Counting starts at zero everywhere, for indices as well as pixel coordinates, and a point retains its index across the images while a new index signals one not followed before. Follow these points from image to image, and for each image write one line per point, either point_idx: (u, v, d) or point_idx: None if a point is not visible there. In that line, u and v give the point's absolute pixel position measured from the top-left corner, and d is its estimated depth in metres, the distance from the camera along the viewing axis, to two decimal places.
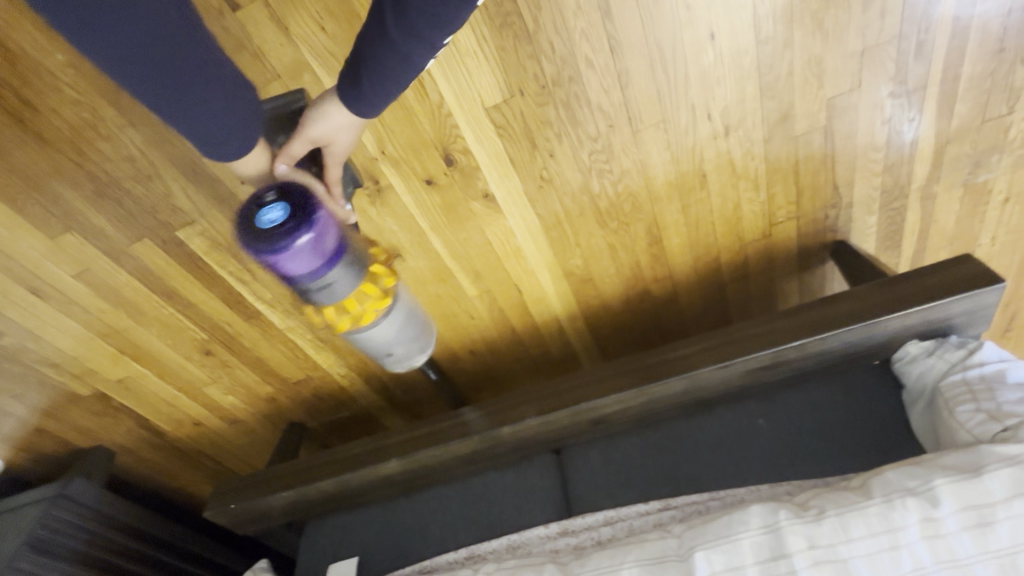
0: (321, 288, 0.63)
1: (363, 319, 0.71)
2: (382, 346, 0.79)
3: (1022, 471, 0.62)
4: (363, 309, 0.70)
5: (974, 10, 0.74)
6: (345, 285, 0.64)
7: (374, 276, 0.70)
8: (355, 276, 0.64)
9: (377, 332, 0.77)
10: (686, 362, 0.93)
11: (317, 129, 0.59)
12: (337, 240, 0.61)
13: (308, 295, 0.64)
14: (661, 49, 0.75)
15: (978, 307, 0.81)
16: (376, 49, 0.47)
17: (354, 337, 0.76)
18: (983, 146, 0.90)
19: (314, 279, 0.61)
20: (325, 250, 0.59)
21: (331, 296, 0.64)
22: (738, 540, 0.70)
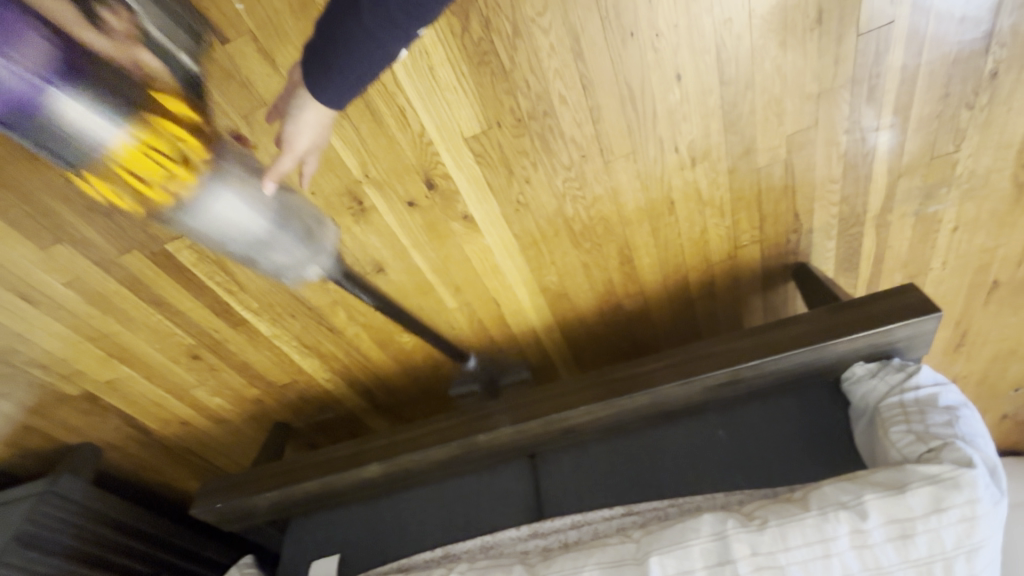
0: (53, 135, 0.50)
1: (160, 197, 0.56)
2: (238, 242, 0.62)
3: (940, 489, 0.69)
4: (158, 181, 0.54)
5: (921, 59, 0.80)
6: (89, 125, 0.50)
7: (156, 127, 0.53)
8: (97, 112, 0.50)
9: (229, 214, 0.60)
10: (651, 377, 0.99)
11: (304, 141, 0.59)
12: (60, 66, 0.49)
13: (54, 152, 0.52)
14: (630, 89, 0.80)
15: (919, 333, 0.87)
16: (350, 31, 0.49)
17: (198, 221, 0.59)
18: (933, 180, 0.97)
19: (32, 117, 0.49)
20: (36, 68, 0.48)
21: (74, 148, 0.51)
22: (689, 546, 0.77)
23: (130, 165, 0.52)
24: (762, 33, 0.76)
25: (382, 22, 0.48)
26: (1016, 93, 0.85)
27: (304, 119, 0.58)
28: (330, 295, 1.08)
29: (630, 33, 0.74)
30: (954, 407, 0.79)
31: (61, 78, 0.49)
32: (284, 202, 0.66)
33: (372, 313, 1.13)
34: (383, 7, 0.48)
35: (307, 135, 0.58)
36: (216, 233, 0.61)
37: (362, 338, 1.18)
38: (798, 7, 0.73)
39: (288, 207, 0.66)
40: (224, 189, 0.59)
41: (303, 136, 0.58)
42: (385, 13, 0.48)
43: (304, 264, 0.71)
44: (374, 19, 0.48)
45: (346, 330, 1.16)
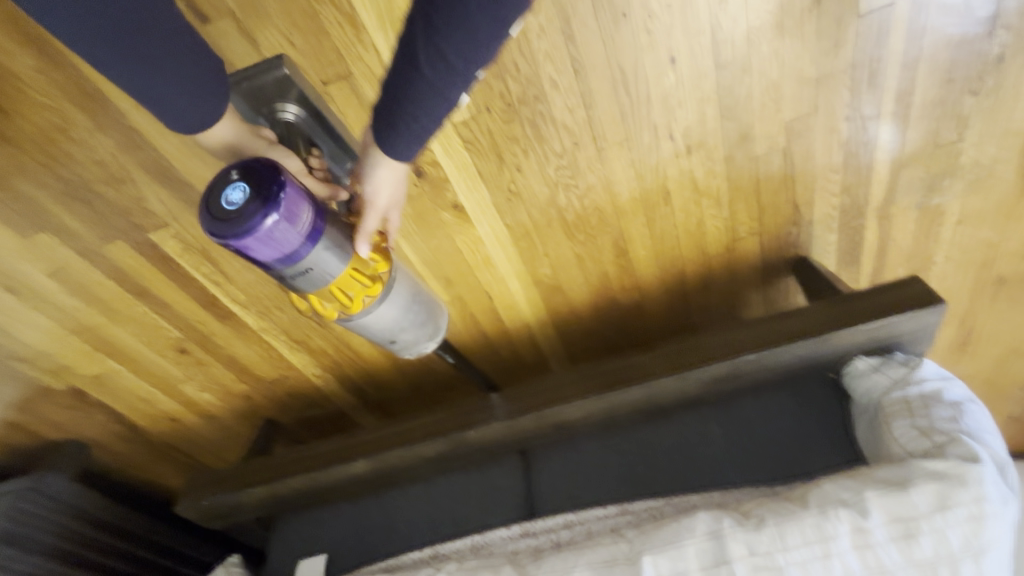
0: (302, 275, 0.58)
1: (352, 307, 0.64)
2: (385, 334, 0.73)
3: (946, 486, 0.66)
4: (352, 296, 0.63)
5: (923, 42, 0.77)
6: (330, 264, 0.59)
7: (361, 255, 0.62)
8: (336, 252, 0.59)
9: (387, 318, 0.70)
10: (646, 371, 0.96)
11: (382, 198, 0.60)
12: (318, 221, 0.57)
13: (294, 284, 0.60)
14: (623, 72, 0.77)
15: (922, 326, 0.85)
16: (408, 84, 0.47)
17: (361, 325, 0.69)
18: (936, 171, 0.94)
19: (296, 265, 0.57)
20: (304, 225, 0.56)
21: (313, 281, 0.59)
22: (683, 546, 0.74)
23: (334, 293, 0.61)
24: (759, 13, 0.73)
25: (438, 68, 0.46)
26: (1022, 79, 0.82)
27: (379, 178, 0.58)
28: None
29: (622, 13, 0.71)
30: (960, 402, 0.76)
31: (320, 231, 0.57)
32: (420, 298, 0.77)
33: None
34: (439, 54, 0.45)
35: (386, 193, 0.59)
36: (371, 329, 0.71)
37: (352, 333, 1.16)
38: None
39: (419, 302, 0.76)
40: (384, 299, 0.68)
41: (381, 194, 0.59)
42: (441, 57, 0.45)
43: (422, 349, 0.82)
44: (432, 67, 0.46)
45: (335, 324, 1.14)
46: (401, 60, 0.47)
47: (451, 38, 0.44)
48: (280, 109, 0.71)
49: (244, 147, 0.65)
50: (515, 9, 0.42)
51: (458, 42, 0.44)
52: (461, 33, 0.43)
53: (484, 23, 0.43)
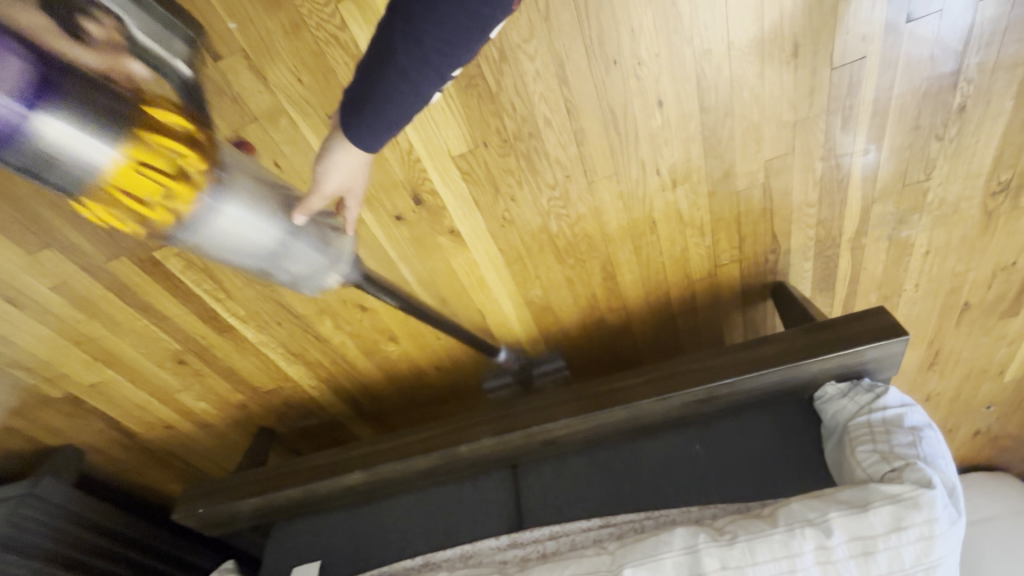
0: (47, 161, 0.48)
1: (157, 214, 0.54)
2: (249, 258, 0.63)
3: (901, 508, 0.72)
4: (155, 201, 0.53)
5: (892, 92, 0.83)
6: (81, 149, 0.48)
7: (149, 144, 0.51)
8: (91, 134, 0.48)
9: (231, 227, 0.59)
10: (629, 392, 1.01)
11: (334, 182, 0.57)
12: (42, 85, 0.46)
13: (42, 177, 0.50)
14: (613, 113, 0.82)
15: (888, 355, 0.90)
16: (384, 75, 0.46)
17: (200, 241, 0.59)
18: (905, 207, 1.00)
19: (14, 143, 0.47)
20: (11, 90, 0.44)
21: (66, 178, 0.49)
22: (661, 559, 0.79)
23: (121, 194, 0.52)
24: (740, 63, 0.78)
25: (417, 61, 0.45)
26: (983, 126, 0.89)
27: (338, 164, 0.55)
28: (317, 305, 1.09)
29: (614, 60, 0.76)
30: (919, 428, 0.82)
31: (41, 94, 0.46)
32: (284, 203, 0.64)
33: (358, 322, 1.14)
34: (417, 46, 0.44)
35: (334, 176, 0.57)
36: (221, 247, 0.60)
37: (348, 347, 1.19)
38: (773, 40, 0.76)
39: (288, 209, 0.65)
40: (213, 201, 0.57)
41: (334, 179, 0.57)
42: (424, 54, 0.44)
43: (319, 277, 0.72)
44: (410, 59, 0.45)
45: (332, 338, 1.17)
46: (379, 47, 0.46)
47: (433, 34, 0.43)
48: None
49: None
50: (498, 13, 0.43)
51: (439, 38, 0.43)
52: (444, 30, 0.43)
53: (467, 22, 0.43)
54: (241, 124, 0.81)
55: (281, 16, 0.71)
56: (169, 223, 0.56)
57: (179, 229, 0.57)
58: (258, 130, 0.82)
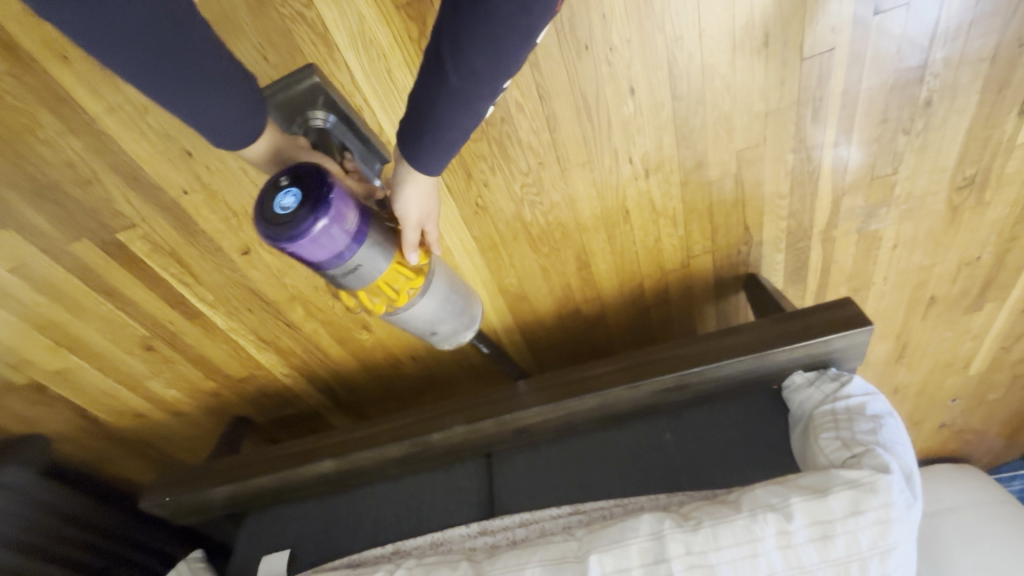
0: (348, 274, 0.63)
1: (397, 300, 0.71)
2: (424, 325, 0.81)
3: (860, 493, 0.73)
4: (398, 291, 0.70)
5: (861, 84, 0.84)
6: (377, 265, 0.65)
7: (405, 252, 0.68)
8: (382, 254, 0.65)
9: (424, 308, 0.78)
10: (602, 380, 1.02)
11: (414, 213, 0.61)
12: (363, 222, 0.62)
13: (337, 281, 0.65)
14: (585, 99, 0.82)
15: (853, 344, 0.92)
16: (440, 100, 0.47)
17: (398, 316, 0.77)
18: (874, 200, 1.02)
19: (339, 263, 0.62)
20: (350, 227, 0.60)
21: (356, 280, 0.64)
22: (627, 544, 0.80)
23: (379, 288, 0.67)
24: (711, 51, 0.78)
25: (468, 81, 0.45)
26: (948, 121, 0.90)
27: (408, 192, 0.58)
28: (288, 291, 1.08)
29: (585, 45, 0.76)
30: (880, 416, 0.84)
31: (364, 229, 0.62)
32: (456, 289, 0.85)
33: (331, 309, 1.13)
34: (466, 64, 0.44)
35: (415, 208, 0.61)
36: (408, 316, 0.78)
37: (321, 335, 1.18)
38: (744, 29, 0.76)
39: (457, 295, 0.85)
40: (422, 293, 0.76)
41: (413, 210, 0.61)
42: (473, 73, 0.44)
43: (458, 339, 0.91)
44: (461, 80, 0.45)
45: (304, 326, 1.16)
46: (430, 72, 0.47)
47: (479, 53, 0.43)
48: (310, 116, 0.71)
49: (286, 152, 0.67)
50: (541, 19, 0.41)
51: (486, 54, 0.43)
52: (489, 48, 0.42)
53: (513, 34, 0.41)
54: None
55: None
56: (394, 306, 0.73)
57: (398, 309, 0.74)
58: None
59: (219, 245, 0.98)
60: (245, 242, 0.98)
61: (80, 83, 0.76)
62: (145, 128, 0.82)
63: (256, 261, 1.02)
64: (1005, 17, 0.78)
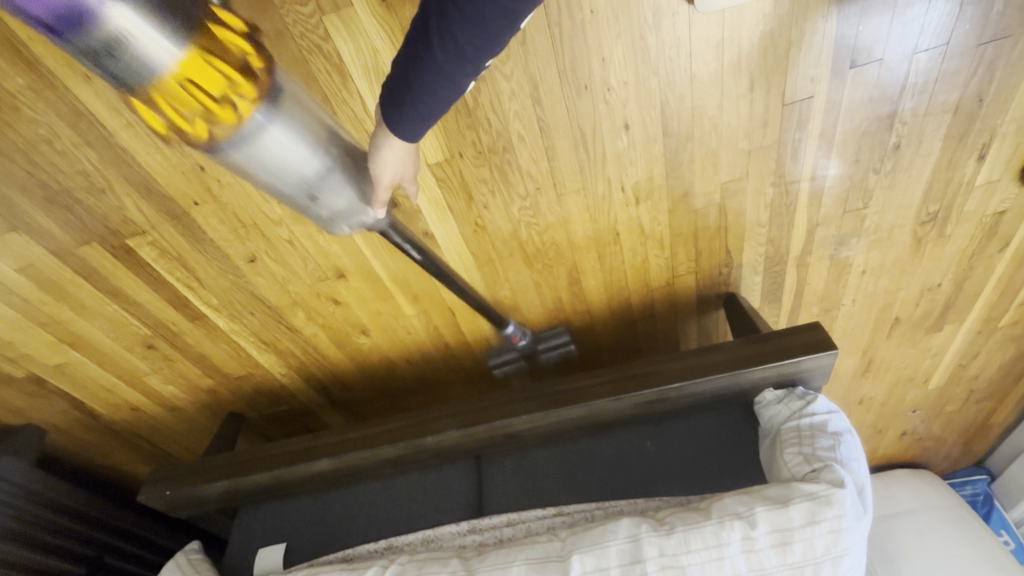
0: (112, 52, 0.45)
1: (219, 115, 0.51)
2: (296, 181, 0.61)
3: (816, 505, 0.81)
4: (215, 99, 0.50)
5: (836, 128, 0.91)
6: (150, 38, 0.45)
7: (214, 35, 0.49)
8: (157, 23, 0.45)
9: (271, 146, 0.56)
10: (587, 391, 1.08)
11: (388, 175, 0.63)
12: None
13: (108, 70, 0.47)
14: (582, 133, 0.87)
15: (820, 366, 1.00)
16: (423, 71, 0.49)
17: (235, 156, 0.56)
18: (845, 230, 1.09)
19: (86, 30, 0.43)
20: None
21: (129, 67, 0.46)
22: (607, 546, 0.87)
23: (175, 88, 0.48)
24: (701, 94, 0.84)
25: (453, 57, 0.48)
26: (915, 163, 0.98)
27: (383, 154, 0.60)
28: (290, 296, 1.12)
29: (584, 85, 0.81)
30: (840, 433, 0.91)
31: None
32: (337, 139, 0.63)
33: (331, 315, 1.17)
34: (452, 41, 0.47)
35: (389, 170, 0.62)
36: (264, 163, 0.58)
37: (320, 338, 1.22)
38: (732, 76, 0.83)
39: (335, 146, 0.63)
40: (266, 122, 0.55)
41: (387, 171, 0.62)
42: (462, 52, 0.48)
43: (357, 221, 0.71)
44: (448, 57, 0.48)
45: (304, 329, 1.20)
46: (417, 43, 0.49)
47: (468, 30, 0.46)
48: None
49: None
50: (526, 6, 0.44)
51: (471, 31, 0.46)
52: (477, 26, 0.45)
53: (498, 17, 0.45)
54: None
55: (266, 22, 0.73)
56: (215, 130, 0.52)
57: (230, 139, 0.54)
58: None
59: (225, 252, 1.02)
60: (251, 251, 1.02)
61: (99, 99, 0.79)
62: (160, 144, 0.85)
63: (261, 269, 1.06)
64: (967, 75, 0.85)
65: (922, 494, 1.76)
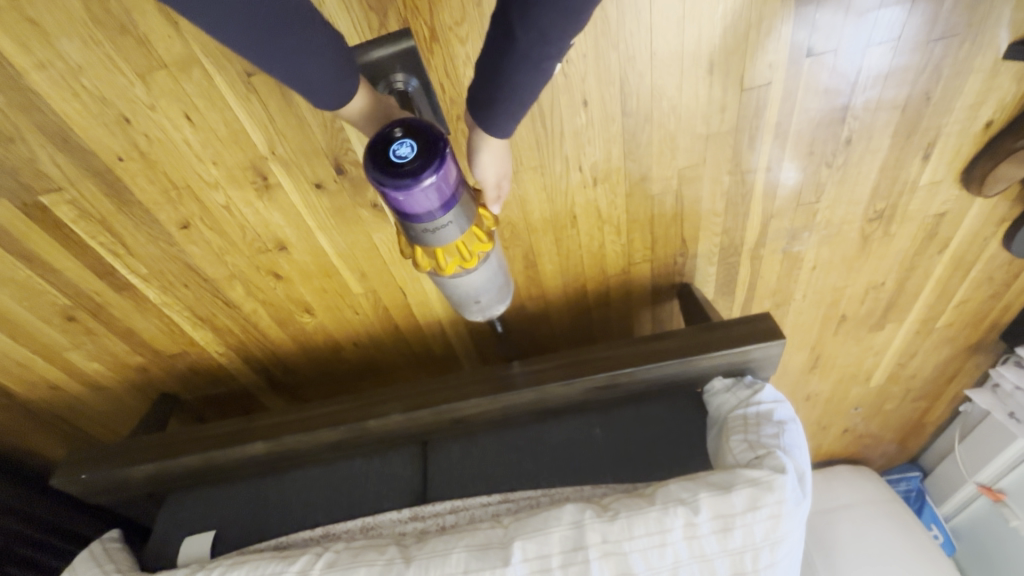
0: (432, 230, 0.63)
1: (467, 264, 0.71)
2: (471, 293, 0.82)
3: (758, 491, 0.81)
4: (469, 252, 0.69)
5: (792, 119, 0.91)
6: (458, 227, 0.65)
7: (480, 220, 0.70)
8: (465, 218, 0.65)
9: (471, 279, 0.78)
10: (538, 377, 1.06)
11: (489, 174, 0.65)
12: (459, 185, 0.63)
13: (417, 237, 0.65)
14: (540, 107, 0.85)
15: (768, 355, 1.00)
16: (507, 62, 0.50)
17: (448, 281, 0.77)
18: (798, 224, 1.11)
19: (430, 222, 0.62)
20: (451, 187, 0.60)
21: (436, 240, 0.64)
22: (549, 532, 0.85)
23: (454, 251, 0.67)
24: (660, 75, 0.83)
25: (535, 41, 0.47)
26: (864, 158, 0.99)
27: (484, 158, 0.62)
28: (228, 269, 1.05)
29: None
30: (784, 421, 0.92)
31: (458, 192, 0.63)
32: (500, 266, 0.85)
33: (273, 290, 1.11)
34: (534, 25, 0.46)
35: (493, 169, 0.64)
36: (457, 285, 0.79)
37: (261, 315, 1.16)
38: (692, 56, 0.81)
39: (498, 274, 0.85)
40: (481, 265, 0.76)
41: (490, 172, 0.65)
42: (541, 33, 0.46)
43: (486, 312, 0.91)
44: (529, 41, 0.47)
45: (243, 305, 1.13)
46: (498, 37, 0.49)
47: (547, 12, 0.45)
48: (395, 79, 0.77)
49: (379, 105, 0.66)
50: None
51: (551, 14, 0.45)
52: (557, 9, 0.44)
53: None
54: (148, 69, 0.76)
55: None
56: (455, 271, 0.72)
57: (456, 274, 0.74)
58: (167, 80, 0.78)
59: (155, 217, 0.94)
60: (185, 217, 0.95)
61: (5, 32, 0.71)
62: (77, 90, 0.77)
63: (195, 237, 0.98)
64: (916, 73, 0.87)
65: (862, 488, 1.83)
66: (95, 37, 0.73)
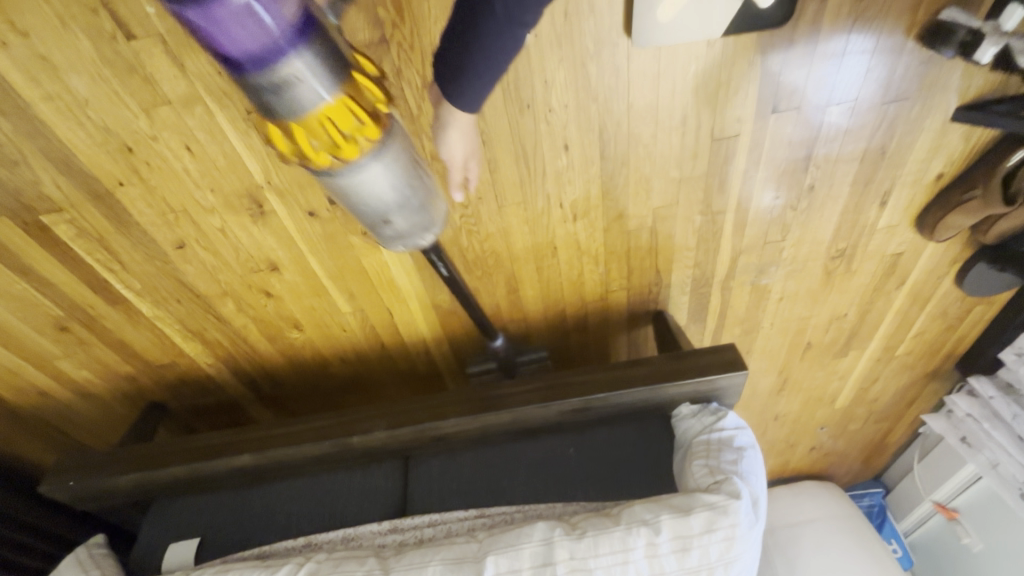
0: (276, 88, 0.48)
1: (341, 146, 0.54)
2: (378, 210, 0.60)
3: (715, 514, 0.87)
4: (340, 127, 0.53)
5: (759, 167, 0.98)
6: (314, 84, 0.50)
7: (354, 82, 0.54)
8: (321, 73, 0.50)
9: (366, 180, 0.57)
10: (516, 399, 1.11)
11: (455, 153, 0.66)
12: (301, 23, 0.48)
13: (265, 105, 0.51)
14: (524, 149, 0.90)
15: (732, 385, 1.07)
16: (485, 28, 0.54)
17: (334, 184, 0.58)
18: (765, 260, 1.17)
19: (269, 72, 0.47)
20: (285, 21, 0.46)
21: (287, 104, 0.50)
22: (521, 548, 0.90)
23: (315, 122, 0.51)
24: (637, 123, 0.89)
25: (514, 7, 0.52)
26: (826, 204, 1.07)
27: (450, 135, 0.64)
28: (220, 286, 1.09)
29: (527, 104, 0.84)
30: (744, 447, 0.98)
31: (302, 33, 0.48)
32: (422, 176, 0.63)
33: (263, 307, 1.15)
34: None
35: (459, 147, 0.66)
36: (352, 193, 0.58)
37: (251, 330, 1.20)
38: (667, 109, 0.88)
39: (421, 187, 0.63)
40: (374, 160, 0.57)
41: (456, 149, 0.66)
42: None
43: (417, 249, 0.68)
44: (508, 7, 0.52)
45: (234, 320, 1.17)
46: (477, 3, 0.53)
47: None
48: None
49: None
50: None
51: None
52: None
53: None
54: (152, 104, 0.80)
55: None
56: (329, 159, 0.55)
57: (337, 168, 0.55)
58: (170, 113, 0.82)
59: (152, 237, 0.98)
60: (180, 238, 0.99)
61: (15, 66, 0.74)
62: (83, 120, 0.81)
63: (190, 256, 1.02)
64: (872, 129, 0.94)
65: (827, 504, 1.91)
66: (103, 74, 0.77)
